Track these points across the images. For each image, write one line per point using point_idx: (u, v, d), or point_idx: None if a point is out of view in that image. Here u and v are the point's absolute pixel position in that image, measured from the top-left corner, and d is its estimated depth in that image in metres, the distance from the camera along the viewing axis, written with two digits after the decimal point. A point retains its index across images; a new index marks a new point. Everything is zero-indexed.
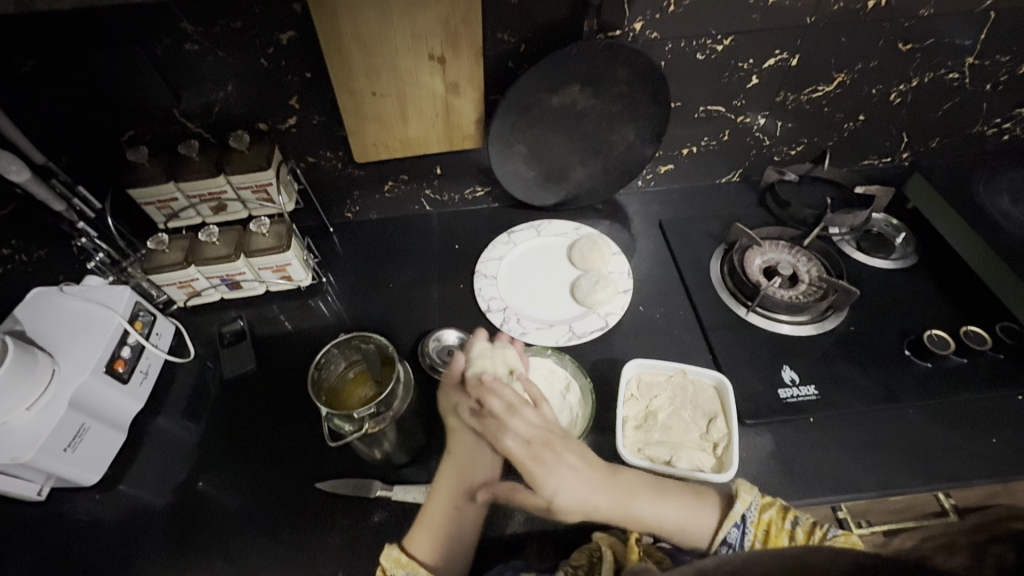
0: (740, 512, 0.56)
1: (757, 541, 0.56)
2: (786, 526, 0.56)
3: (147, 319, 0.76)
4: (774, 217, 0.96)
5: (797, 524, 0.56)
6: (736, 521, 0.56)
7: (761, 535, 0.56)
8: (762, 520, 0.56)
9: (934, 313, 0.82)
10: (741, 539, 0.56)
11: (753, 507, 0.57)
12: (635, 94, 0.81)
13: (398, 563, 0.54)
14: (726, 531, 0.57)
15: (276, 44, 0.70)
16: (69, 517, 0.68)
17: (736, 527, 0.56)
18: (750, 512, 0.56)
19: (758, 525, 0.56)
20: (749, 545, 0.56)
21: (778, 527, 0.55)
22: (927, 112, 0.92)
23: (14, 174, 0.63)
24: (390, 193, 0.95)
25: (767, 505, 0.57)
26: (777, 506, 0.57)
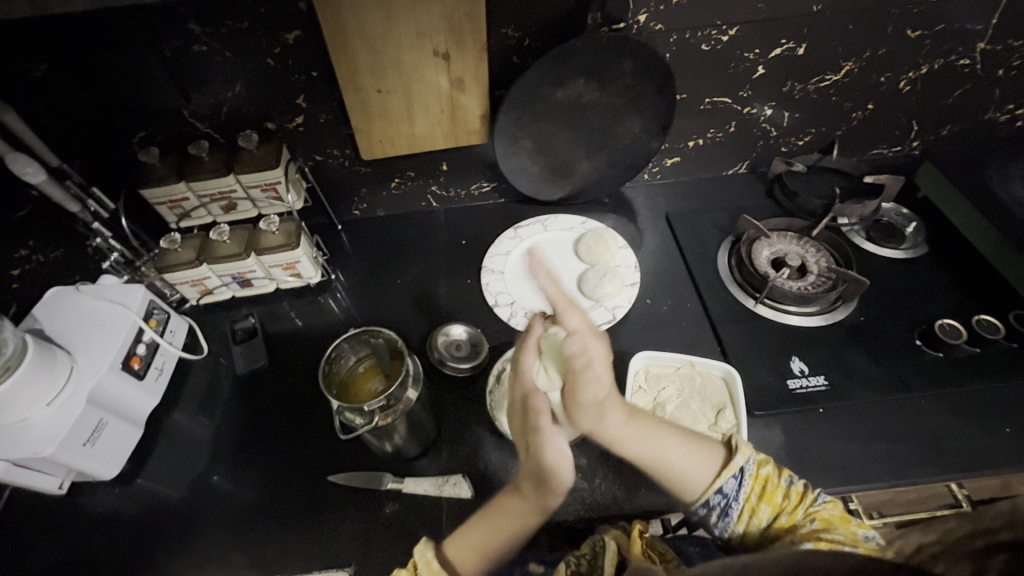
0: (739, 463, 0.57)
1: (753, 494, 0.56)
2: (781, 484, 0.57)
3: (162, 317, 0.77)
4: (783, 209, 0.96)
5: (792, 483, 0.57)
6: (735, 472, 0.56)
7: (757, 489, 0.56)
8: (760, 475, 0.57)
9: (945, 303, 0.81)
10: (737, 491, 0.56)
11: (751, 461, 0.58)
12: (640, 86, 0.80)
13: (429, 569, 0.50)
14: (723, 480, 0.56)
15: (283, 44, 0.71)
16: (89, 511, 0.70)
17: (734, 476, 0.56)
18: (749, 466, 0.57)
19: (755, 479, 0.57)
20: (743, 499, 0.56)
21: (773, 483, 0.56)
22: (937, 99, 0.91)
23: (31, 175, 0.65)
24: (397, 190, 0.96)
25: (763, 463, 0.58)
26: (773, 465, 0.58)
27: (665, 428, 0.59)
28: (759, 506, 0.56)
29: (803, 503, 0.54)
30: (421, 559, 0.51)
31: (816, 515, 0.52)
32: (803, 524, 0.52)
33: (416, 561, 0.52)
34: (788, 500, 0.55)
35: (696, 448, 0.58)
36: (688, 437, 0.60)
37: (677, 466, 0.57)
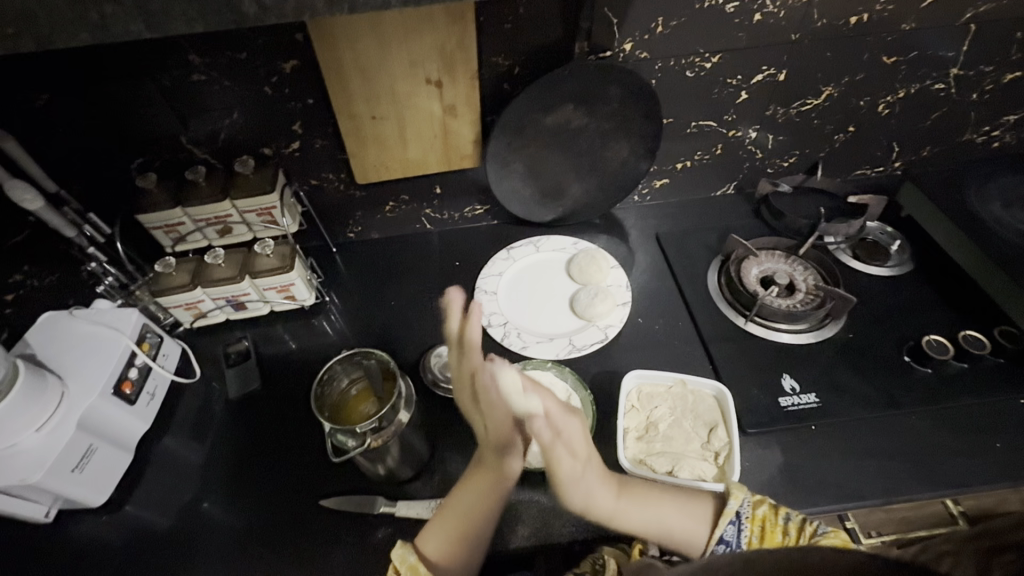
0: (735, 509, 0.58)
1: (754, 537, 0.57)
2: (780, 522, 0.57)
3: (154, 341, 0.77)
4: (770, 228, 0.97)
5: (790, 518, 0.58)
6: (732, 518, 0.57)
7: (756, 530, 0.57)
8: (757, 516, 0.58)
9: (932, 320, 0.83)
10: (738, 535, 0.57)
11: (745, 503, 0.58)
12: (628, 111, 0.83)
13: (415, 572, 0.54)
14: (722, 529, 0.57)
15: (280, 73, 0.73)
16: (75, 540, 0.68)
17: (732, 523, 0.57)
18: (745, 509, 0.58)
19: (753, 520, 0.58)
20: (746, 543, 0.57)
21: (773, 522, 0.57)
22: (915, 121, 0.94)
23: (29, 202, 0.65)
24: (391, 213, 0.97)
25: (758, 501, 0.59)
26: (768, 504, 0.59)
27: (659, 496, 0.59)
28: (762, 545, 0.56)
29: (804, 535, 0.56)
30: (404, 564, 0.55)
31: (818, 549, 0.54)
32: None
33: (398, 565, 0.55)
34: (789, 537, 0.56)
35: (692, 506, 0.59)
36: (688, 498, 0.60)
37: (675, 534, 0.57)
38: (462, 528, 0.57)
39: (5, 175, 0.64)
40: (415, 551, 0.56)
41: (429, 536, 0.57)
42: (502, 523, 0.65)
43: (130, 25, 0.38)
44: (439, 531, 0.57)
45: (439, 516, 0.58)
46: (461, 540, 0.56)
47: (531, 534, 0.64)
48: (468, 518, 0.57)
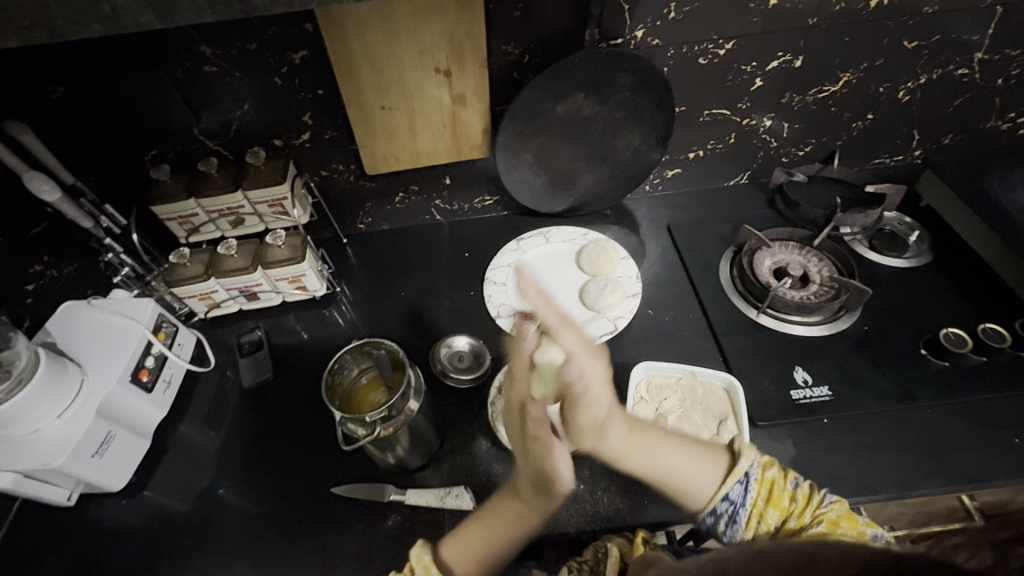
0: (744, 469, 0.57)
1: (760, 498, 0.57)
2: (787, 486, 0.57)
3: (170, 330, 0.78)
4: (784, 218, 0.96)
5: (798, 485, 0.57)
6: (740, 477, 0.57)
7: (763, 493, 0.57)
8: (765, 478, 0.57)
9: (949, 311, 0.81)
10: (744, 496, 0.57)
11: (755, 465, 0.58)
12: (639, 100, 0.82)
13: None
14: (729, 487, 0.57)
15: (289, 63, 0.73)
16: (97, 523, 0.70)
17: (739, 482, 0.57)
18: (754, 470, 0.58)
19: (760, 482, 0.57)
20: (751, 504, 0.57)
21: (780, 485, 0.57)
22: (937, 108, 0.91)
23: (46, 192, 0.66)
24: (401, 204, 0.97)
25: (767, 464, 0.59)
26: (778, 468, 0.58)
27: (670, 439, 0.60)
28: (766, 510, 0.56)
29: (811, 505, 0.55)
30: (419, 565, 0.52)
31: (824, 516, 0.54)
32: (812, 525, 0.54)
33: (413, 566, 0.52)
34: (795, 504, 0.56)
35: (701, 456, 0.59)
36: (696, 448, 0.60)
37: (684, 478, 0.58)
38: (500, 528, 0.56)
39: (23, 166, 0.65)
40: (430, 552, 0.54)
41: (452, 542, 0.56)
42: None
43: (142, 17, 0.38)
44: (463, 539, 0.56)
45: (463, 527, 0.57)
46: (482, 552, 0.55)
47: (539, 523, 0.65)
48: (502, 535, 0.56)
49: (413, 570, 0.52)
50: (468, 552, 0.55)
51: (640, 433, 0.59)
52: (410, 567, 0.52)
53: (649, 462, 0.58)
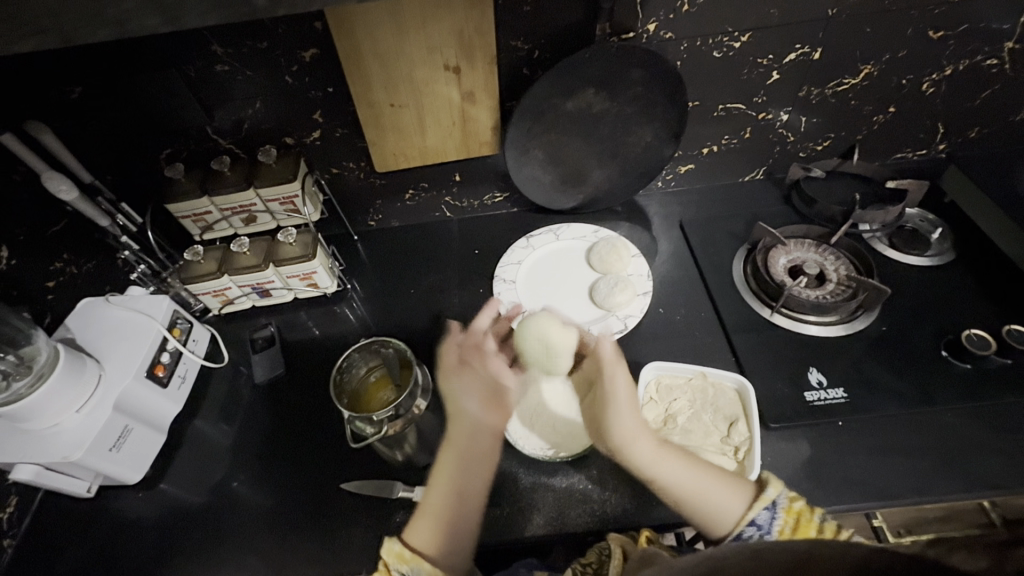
0: (772, 497, 0.55)
1: (787, 527, 0.54)
2: (815, 519, 0.54)
3: (185, 327, 0.80)
4: (800, 215, 0.94)
5: (827, 520, 0.54)
6: (767, 505, 0.54)
7: (791, 522, 0.54)
8: (794, 507, 0.54)
9: (972, 312, 0.78)
10: (770, 523, 0.54)
11: (784, 493, 0.55)
12: (652, 95, 0.80)
13: (400, 559, 0.52)
14: (755, 512, 0.54)
15: (299, 62, 0.73)
16: (116, 514, 0.72)
17: (767, 509, 0.54)
18: (781, 499, 0.55)
19: (789, 512, 0.54)
20: (777, 531, 0.54)
21: (808, 517, 0.54)
22: (963, 100, 0.88)
23: (64, 192, 0.68)
24: (411, 201, 0.97)
25: (798, 495, 0.55)
26: (806, 498, 0.55)
27: (693, 462, 0.57)
28: (794, 540, 0.53)
29: (838, 538, 0.53)
30: (391, 553, 0.53)
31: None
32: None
33: (385, 556, 0.53)
34: (823, 536, 0.53)
35: (725, 481, 0.56)
36: (721, 473, 0.57)
37: (707, 502, 0.54)
38: (450, 496, 0.57)
39: (43, 166, 0.67)
40: (400, 541, 0.54)
41: (414, 528, 0.55)
42: (518, 512, 0.66)
43: (147, 20, 0.38)
44: (421, 519, 0.56)
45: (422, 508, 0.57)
46: (443, 527, 0.55)
47: (546, 523, 0.65)
48: (450, 495, 0.57)
49: (388, 560, 0.53)
50: (432, 528, 0.55)
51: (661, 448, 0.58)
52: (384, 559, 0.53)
53: (677, 476, 0.56)
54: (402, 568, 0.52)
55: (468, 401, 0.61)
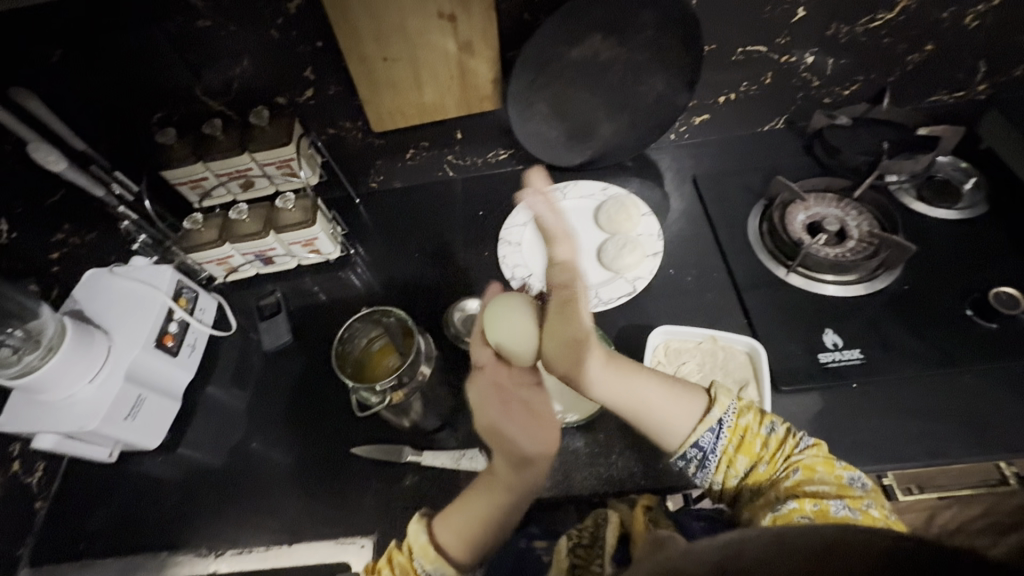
0: (717, 417, 0.58)
1: (730, 445, 0.57)
2: (760, 433, 0.57)
3: (191, 296, 0.79)
4: (823, 167, 0.88)
5: (773, 430, 0.57)
6: (711, 426, 0.57)
7: (735, 441, 0.57)
8: (738, 425, 0.58)
9: (1003, 269, 0.74)
10: (715, 444, 0.57)
11: (730, 413, 0.58)
12: (663, 39, 0.75)
13: (426, 556, 0.53)
14: (699, 434, 0.57)
15: (285, 14, 0.69)
16: (138, 478, 0.75)
17: (711, 430, 0.57)
18: (727, 418, 0.58)
19: (734, 430, 0.58)
20: (721, 451, 0.57)
21: (753, 433, 0.57)
22: (1011, 33, 0.80)
23: (52, 163, 0.65)
24: (412, 160, 0.94)
25: (744, 411, 0.59)
26: (754, 413, 0.59)
27: (638, 371, 0.61)
28: (737, 456, 0.57)
29: (783, 450, 0.56)
30: (416, 546, 0.54)
31: (800, 463, 0.54)
32: (787, 475, 0.54)
33: (412, 544, 0.55)
34: (767, 449, 0.56)
35: (678, 397, 0.59)
36: (670, 382, 0.61)
37: (650, 414, 0.59)
38: (485, 522, 0.56)
39: (29, 135, 0.65)
40: (427, 531, 0.56)
41: (444, 522, 0.56)
42: None
43: None
44: (453, 517, 0.56)
45: (453, 508, 0.57)
46: (474, 531, 0.55)
47: (552, 486, 0.66)
48: (486, 519, 0.56)
49: (412, 550, 0.54)
50: (462, 532, 0.55)
51: (615, 363, 0.61)
52: (408, 545, 0.55)
53: (613, 388, 0.60)
54: (426, 566, 0.53)
55: (527, 445, 0.56)
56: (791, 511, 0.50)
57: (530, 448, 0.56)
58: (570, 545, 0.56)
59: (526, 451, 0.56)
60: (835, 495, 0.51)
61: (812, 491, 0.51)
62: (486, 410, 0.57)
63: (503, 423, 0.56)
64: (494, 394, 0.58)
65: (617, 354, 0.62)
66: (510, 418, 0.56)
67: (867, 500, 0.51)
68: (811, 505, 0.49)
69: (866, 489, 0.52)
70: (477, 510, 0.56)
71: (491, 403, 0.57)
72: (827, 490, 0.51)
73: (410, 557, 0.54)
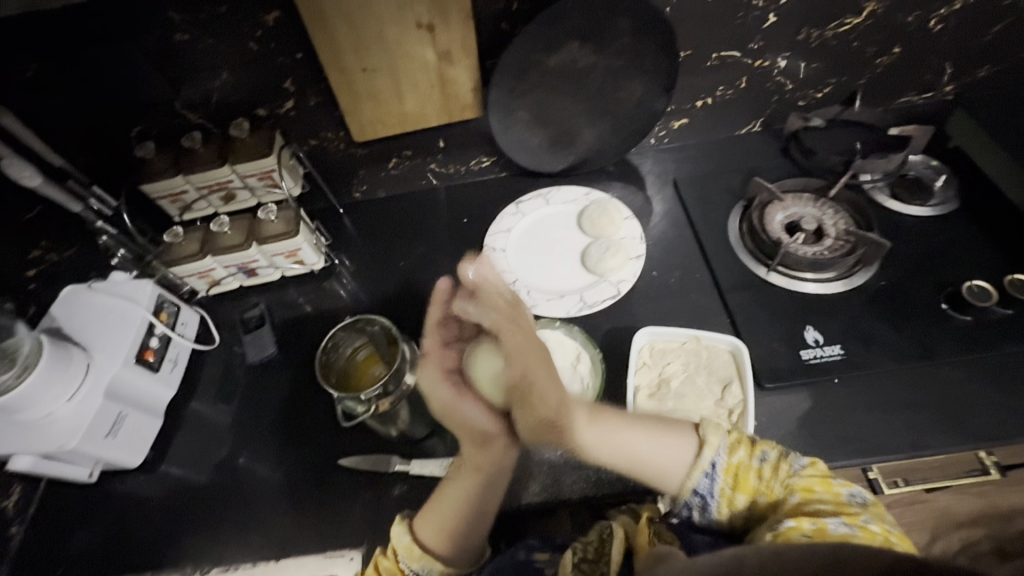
0: (708, 460, 0.57)
1: (727, 484, 0.56)
2: (754, 465, 0.56)
3: (172, 310, 0.78)
4: (799, 167, 0.90)
5: (765, 459, 0.57)
6: (705, 470, 0.57)
7: (730, 480, 0.56)
8: (731, 464, 0.57)
9: (975, 262, 0.76)
10: (712, 487, 0.57)
11: (721, 452, 0.57)
12: (640, 45, 0.76)
13: (410, 555, 0.55)
14: (694, 480, 0.57)
15: (263, 26, 0.69)
16: (120, 497, 0.74)
17: (705, 474, 0.56)
18: (719, 459, 0.57)
19: (728, 468, 0.57)
20: (719, 494, 0.57)
21: (746, 468, 0.56)
22: (973, 36, 0.83)
23: (27, 178, 0.65)
24: (395, 170, 0.94)
25: (734, 446, 0.58)
26: (744, 447, 0.57)
27: (627, 422, 0.60)
28: (736, 496, 0.56)
29: (779, 476, 0.55)
30: (401, 546, 0.56)
31: (795, 487, 0.54)
32: (786, 499, 0.53)
33: (396, 546, 0.56)
34: (763, 481, 0.56)
35: (665, 442, 0.58)
36: (658, 427, 0.60)
37: (647, 468, 0.58)
38: (461, 506, 0.57)
39: (4, 150, 0.64)
40: (410, 533, 0.57)
41: (424, 520, 0.57)
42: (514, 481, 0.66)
43: None
44: (432, 516, 0.57)
45: (432, 504, 0.58)
46: (451, 526, 0.56)
47: (542, 491, 0.66)
48: (464, 509, 0.57)
49: (397, 552, 0.56)
50: (441, 529, 0.56)
51: (599, 421, 0.59)
52: (393, 548, 0.56)
53: (607, 453, 0.58)
54: (413, 566, 0.55)
55: (477, 418, 0.58)
56: (789, 529, 0.49)
57: (479, 421, 0.58)
58: (575, 559, 0.56)
59: (483, 425, 0.59)
60: (832, 513, 0.50)
61: (811, 509, 0.51)
62: (437, 393, 0.58)
63: (461, 404, 0.58)
64: (442, 379, 0.59)
65: (599, 409, 0.60)
66: (467, 399, 0.59)
67: (865, 516, 0.50)
68: (809, 524, 0.49)
69: (864, 505, 0.52)
70: (454, 498, 0.57)
71: (440, 384, 0.59)
72: (825, 509, 0.51)
73: (396, 560, 0.56)
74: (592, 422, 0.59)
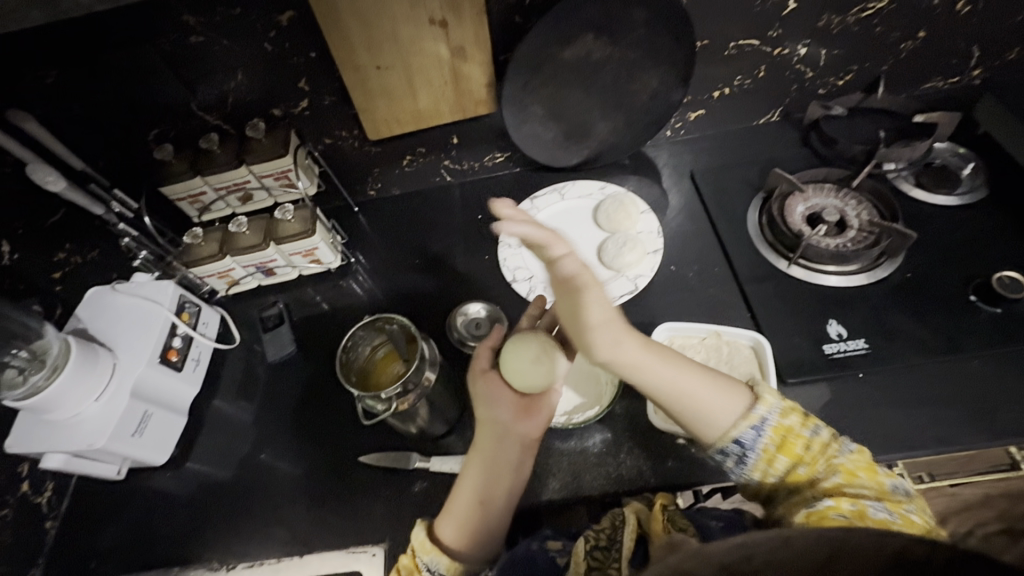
0: (761, 414, 0.55)
1: (772, 444, 0.55)
2: (804, 434, 0.55)
3: (193, 310, 0.79)
4: (820, 157, 0.88)
5: (817, 433, 0.55)
6: (755, 422, 0.55)
7: (777, 440, 0.55)
8: (782, 425, 0.55)
9: (1004, 252, 0.74)
10: (755, 441, 0.55)
11: (775, 411, 0.56)
12: (656, 36, 0.75)
13: (422, 549, 0.54)
14: (740, 430, 0.55)
15: (277, 27, 0.69)
16: (147, 494, 0.75)
17: (754, 427, 0.55)
18: (771, 417, 0.56)
19: (778, 429, 0.55)
20: (762, 449, 0.55)
21: (796, 434, 0.55)
22: (1002, 18, 0.80)
23: (51, 183, 0.66)
24: (409, 167, 0.94)
25: (789, 411, 0.56)
26: (800, 415, 0.56)
27: (682, 363, 0.58)
28: (778, 456, 0.55)
29: (825, 454, 0.54)
30: (416, 542, 0.55)
31: (840, 467, 0.53)
32: (826, 476, 0.53)
33: (414, 544, 0.55)
34: (810, 451, 0.55)
35: (720, 390, 0.57)
36: (710, 375, 0.58)
37: (695, 408, 0.56)
38: (472, 501, 0.57)
39: (28, 156, 0.65)
40: (427, 530, 0.56)
41: (446, 518, 0.57)
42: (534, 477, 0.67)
43: None
44: (453, 514, 0.57)
45: (449, 503, 0.58)
46: (472, 527, 0.56)
47: (562, 487, 0.66)
48: (473, 495, 0.57)
49: (414, 549, 0.55)
50: (461, 524, 0.56)
51: (652, 349, 0.57)
52: (411, 546, 0.55)
53: (663, 379, 0.57)
54: (426, 558, 0.53)
55: (499, 412, 0.61)
56: (827, 509, 0.50)
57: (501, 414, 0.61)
58: (586, 546, 0.54)
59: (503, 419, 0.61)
60: (873, 498, 0.51)
61: (852, 492, 0.51)
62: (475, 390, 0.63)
63: (490, 400, 0.62)
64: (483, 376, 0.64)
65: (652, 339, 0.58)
66: (497, 397, 0.62)
67: (908, 505, 0.50)
68: (848, 505, 0.50)
69: (908, 495, 0.52)
70: (464, 494, 0.58)
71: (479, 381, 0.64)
72: (867, 493, 0.51)
73: (413, 557, 0.54)
74: (642, 349, 0.57)
